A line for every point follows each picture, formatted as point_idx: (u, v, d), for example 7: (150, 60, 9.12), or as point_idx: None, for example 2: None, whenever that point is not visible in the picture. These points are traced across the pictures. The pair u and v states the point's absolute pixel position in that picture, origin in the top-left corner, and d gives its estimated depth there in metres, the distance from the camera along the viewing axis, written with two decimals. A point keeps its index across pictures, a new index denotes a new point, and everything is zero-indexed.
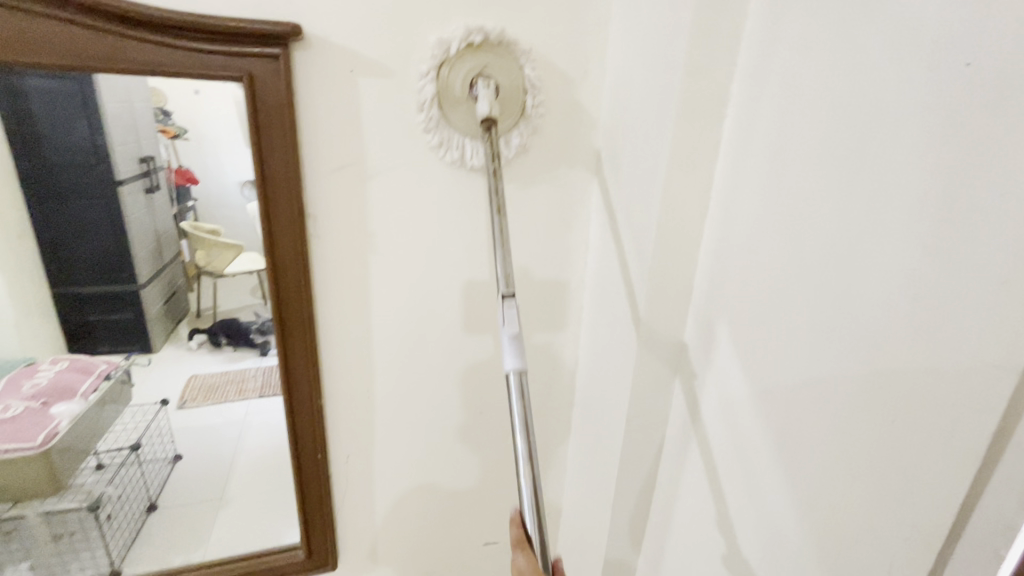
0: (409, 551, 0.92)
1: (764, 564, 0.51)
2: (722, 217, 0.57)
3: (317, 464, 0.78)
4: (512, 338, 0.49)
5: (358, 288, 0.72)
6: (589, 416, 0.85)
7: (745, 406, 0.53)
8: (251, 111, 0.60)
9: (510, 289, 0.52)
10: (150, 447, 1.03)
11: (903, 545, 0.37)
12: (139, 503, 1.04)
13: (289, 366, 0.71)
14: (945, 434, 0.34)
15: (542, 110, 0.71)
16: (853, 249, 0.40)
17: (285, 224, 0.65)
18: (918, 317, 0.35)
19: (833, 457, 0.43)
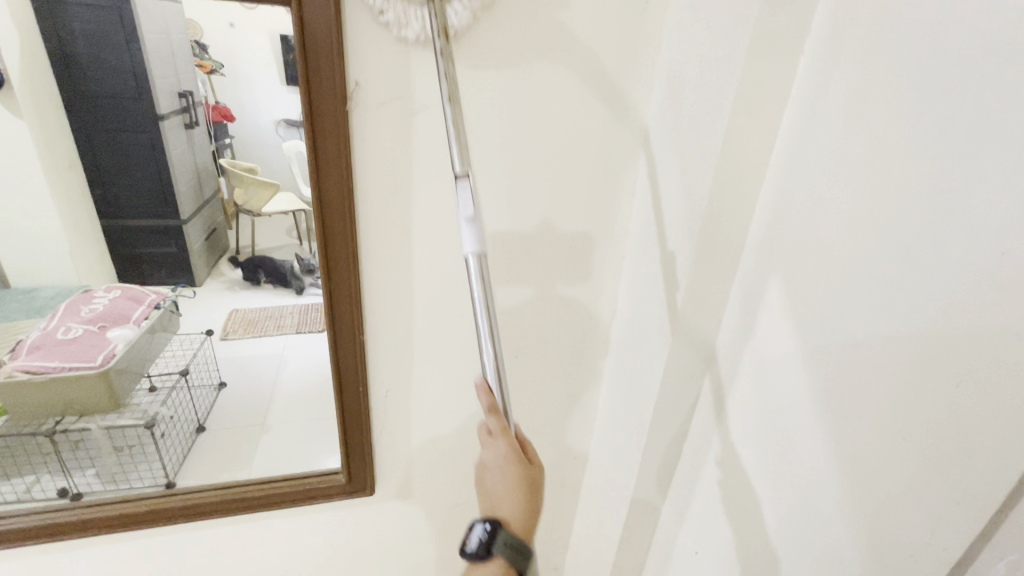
0: (442, 483, 0.97)
1: (799, 516, 0.51)
2: (787, 167, 0.54)
3: (358, 399, 0.81)
4: (466, 222, 0.46)
5: (400, 229, 0.72)
6: (623, 366, 0.86)
7: (790, 364, 0.52)
8: (296, 37, 0.58)
9: (465, 169, 0.48)
10: (198, 373, 1.59)
11: (951, 509, 0.37)
12: (187, 424, 1.43)
13: (333, 305, 0.73)
14: (1016, 402, 0.32)
15: (596, 45, 0.67)
16: (937, 202, 0.37)
17: (330, 160, 0.64)
18: (1001, 277, 0.33)
19: (885, 418, 0.42)
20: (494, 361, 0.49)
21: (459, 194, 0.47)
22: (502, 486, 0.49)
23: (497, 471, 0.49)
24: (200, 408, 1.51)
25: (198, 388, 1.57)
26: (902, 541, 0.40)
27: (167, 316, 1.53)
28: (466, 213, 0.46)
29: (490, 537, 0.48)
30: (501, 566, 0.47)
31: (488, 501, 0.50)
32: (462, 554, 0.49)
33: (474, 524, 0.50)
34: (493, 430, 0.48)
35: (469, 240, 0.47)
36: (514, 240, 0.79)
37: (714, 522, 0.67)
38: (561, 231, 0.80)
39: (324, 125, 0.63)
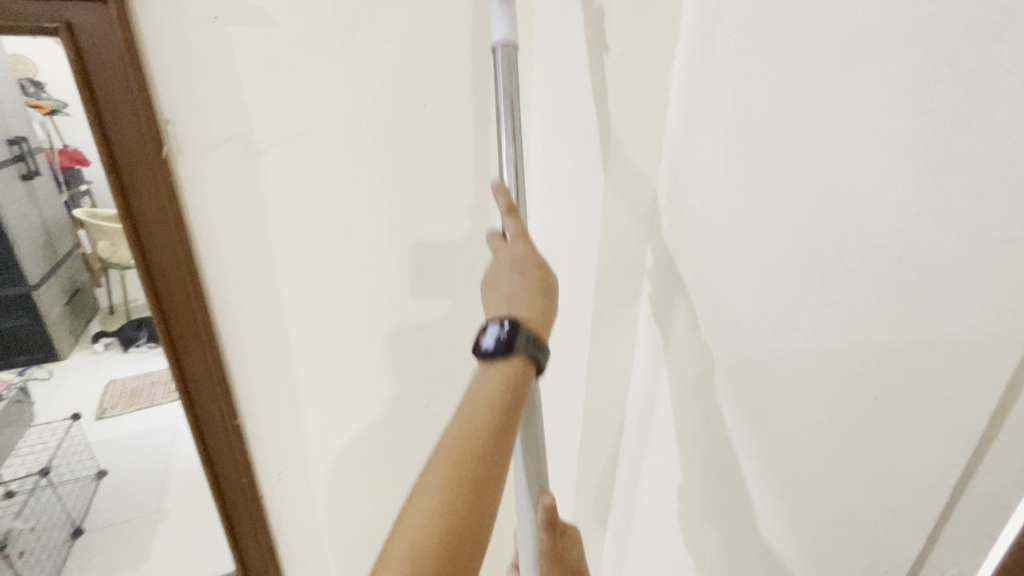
0: (365, 557, 0.86)
1: (736, 540, 0.49)
2: (676, 177, 0.51)
3: (243, 486, 0.70)
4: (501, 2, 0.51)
5: (267, 283, 0.62)
6: (549, 391, 0.82)
7: (710, 384, 0.50)
8: (80, 77, 0.47)
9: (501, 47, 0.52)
10: (66, 466, 1.34)
11: (887, 528, 0.34)
12: (60, 529, 1.22)
13: (189, 384, 0.62)
14: (937, 413, 0.30)
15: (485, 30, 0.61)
16: (833, 208, 0.35)
17: (156, 218, 0.54)
18: (908, 285, 0.31)
19: (810, 435, 0.39)
20: (511, 131, 0.52)
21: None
22: (517, 280, 0.47)
23: (511, 272, 0.47)
24: (74, 506, 1.28)
25: (67, 484, 1.31)
26: (842, 564, 0.38)
27: (15, 409, 1.28)
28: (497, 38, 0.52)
29: (509, 332, 0.42)
30: (519, 360, 0.42)
31: (500, 311, 0.46)
32: (476, 352, 0.42)
33: (488, 326, 0.44)
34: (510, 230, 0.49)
35: (498, 28, 0.51)
36: (417, 276, 0.70)
37: (656, 551, 0.63)
38: (464, 258, 0.72)
39: (137, 178, 0.52)
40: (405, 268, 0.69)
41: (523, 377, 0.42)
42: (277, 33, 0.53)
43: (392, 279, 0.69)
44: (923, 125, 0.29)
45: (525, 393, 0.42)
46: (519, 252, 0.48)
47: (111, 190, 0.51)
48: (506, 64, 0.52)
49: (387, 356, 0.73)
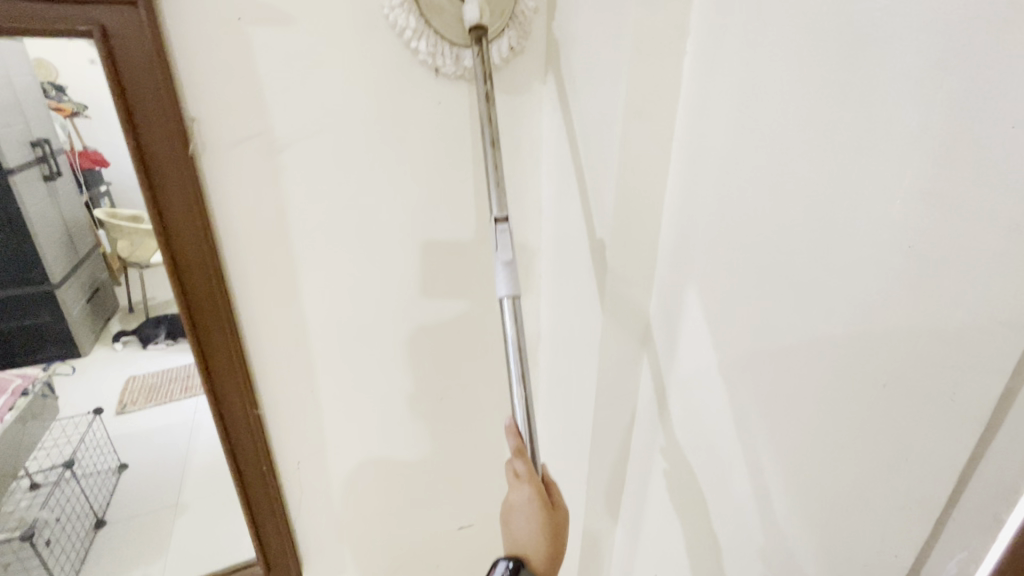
0: (379, 548, 0.88)
1: (746, 529, 0.50)
2: (687, 171, 0.52)
3: (264, 477, 0.71)
4: (506, 265, 0.47)
5: (286, 278, 0.64)
6: (560, 385, 0.84)
7: (721, 375, 0.50)
8: (110, 77, 0.48)
9: (503, 214, 0.49)
10: (89, 460, 1.40)
11: (897, 513, 0.35)
12: (83, 520, 1.27)
13: (213, 376, 0.63)
14: (945, 399, 0.31)
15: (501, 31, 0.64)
16: (843, 199, 0.36)
17: (182, 215, 0.55)
18: (917, 272, 0.31)
19: (820, 424, 0.40)
20: (517, 346, 0.48)
21: (500, 238, 0.47)
22: (528, 526, 0.44)
23: (522, 515, 0.44)
24: (97, 498, 1.33)
25: (90, 477, 1.37)
26: (853, 550, 0.39)
27: (39, 402, 1.28)
28: (502, 256, 0.47)
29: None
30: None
31: (510, 541, 0.45)
32: None
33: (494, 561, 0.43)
34: (520, 469, 0.44)
35: (503, 285, 0.47)
36: (432, 270, 0.71)
37: (666, 542, 0.64)
38: (477, 253, 0.73)
39: (165, 175, 0.54)
40: (419, 262, 0.70)
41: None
42: (296, 33, 0.55)
43: (407, 274, 0.70)
44: (930, 115, 0.30)
45: None
46: (526, 497, 0.44)
47: (139, 188, 0.53)
48: (513, 318, 0.47)
49: (401, 350, 0.74)
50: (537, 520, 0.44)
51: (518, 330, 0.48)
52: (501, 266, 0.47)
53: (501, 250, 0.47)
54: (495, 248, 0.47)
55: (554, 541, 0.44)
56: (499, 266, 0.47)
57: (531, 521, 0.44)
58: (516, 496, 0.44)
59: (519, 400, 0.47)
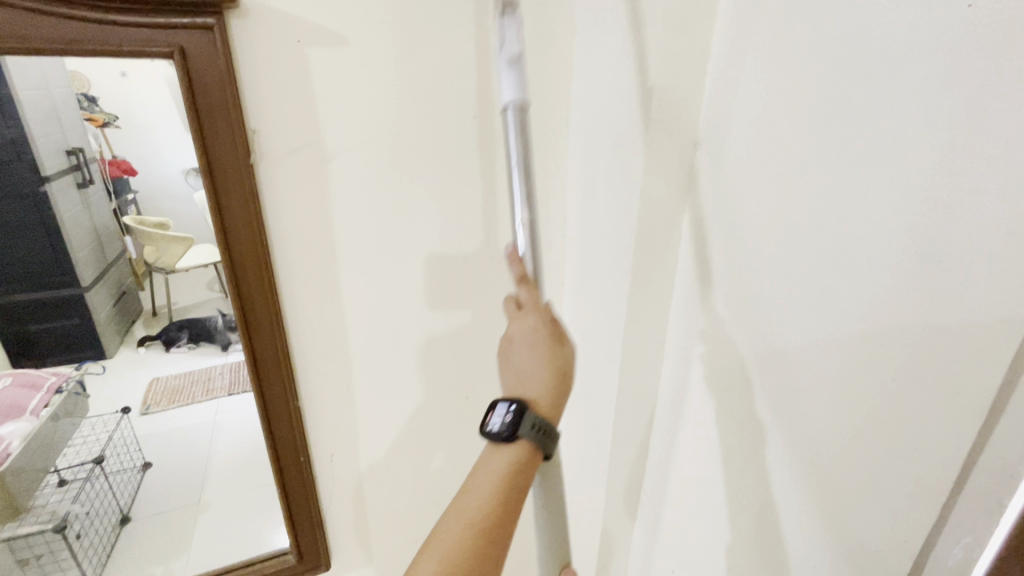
0: (402, 543, 0.90)
1: (766, 521, 0.52)
2: (708, 182, 0.55)
3: (300, 468, 0.75)
4: (510, 64, 0.50)
5: (328, 279, 0.68)
6: (583, 386, 0.87)
7: (741, 374, 0.53)
8: (185, 92, 0.54)
9: (505, 13, 0.51)
10: (117, 457, 1.32)
11: (907, 501, 0.37)
12: (110, 515, 1.29)
13: (260, 369, 0.67)
14: (951, 390, 0.33)
15: None
16: (856, 209, 0.39)
17: (240, 218, 0.60)
18: (924, 276, 0.34)
19: (836, 420, 0.43)
20: (520, 159, 0.53)
21: (505, 32, 0.50)
22: (529, 353, 0.51)
23: (526, 343, 0.51)
24: (122, 495, 1.33)
25: (118, 474, 1.32)
26: (866, 538, 0.41)
27: (73, 400, 1.20)
28: (507, 54, 0.50)
29: (516, 417, 0.46)
30: (525, 444, 0.46)
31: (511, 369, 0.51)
32: (483, 429, 0.47)
33: (494, 404, 0.48)
34: (524, 300, 0.52)
35: (507, 90, 0.51)
36: (461, 273, 0.75)
37: (685, 538, 0.66)
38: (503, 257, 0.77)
39: (227, 181, 0.58)
40: (448, 266, 0.74)
41: (531, 454, 0.47)
42: (345, 53, 0.60)
43: (437, 277, 0.74)
44: (932, 133, 0.33)
45: (529, 471, 0.47)
46: (530, 324, 0.51)
47: (204, 192, 0.58)
48: (517, 125, 0.52)
49: (429, 351, 0.78)
50: (540, 348, 0.50)
51: (521, 144, 0.52)
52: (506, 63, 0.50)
53: (508, 46, 0.50)
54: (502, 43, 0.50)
55: (555, 370, 0.50)
56: (504, 62, 0.50)
57: (534, 347, 0.50)
58: (521, 327, 0.51)
59: (524, 237, 0.54)
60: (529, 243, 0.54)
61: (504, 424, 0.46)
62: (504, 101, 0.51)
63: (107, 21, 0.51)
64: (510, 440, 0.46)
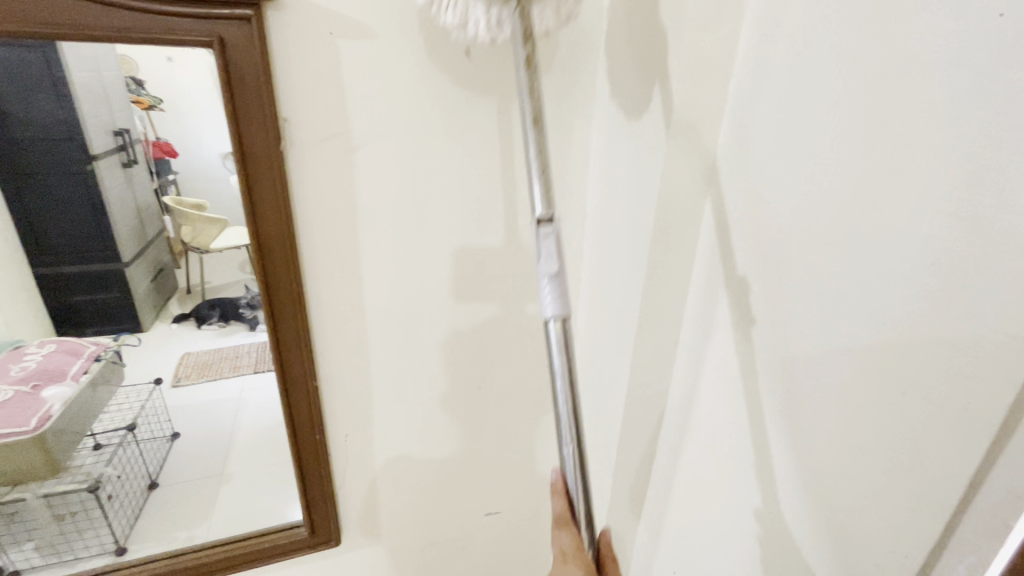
0: (410, 525, 0.93)
1: (768, 526, 0.52)
2: (730, 187, 0.55)
3: (316, 446, 0.77)
4: (551, 281, 0.46)
5: (350, 264, 0.70)
6: (593, 385, 0.87)
7: (752, 380, 0.53)
8: (224, 80, 0.56)
9: (547, 213, 0.48)
10: (148, 425, 1.40)
11: (910, 517, 0.37)
12: (140, 481, 1.34)
13: (282, 349, 0.70)
14: (960, 408, 0.33)
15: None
16: (875, 219, 0.38)
17: (270, 202, 0.62)
18: (938, 290, 0.34)
19: (846, 431, 0.42)
20: (566, 373, 0.48)
21: (541, 242, 0.47)
22: None
23: None
24: (151, 463, 1.38)
25: (149, 441, 1.40)
26: (868, 551, 0.41)
27: (110, 367, 1.31)
28: (547, 269, 0.47)
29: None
30: None
31: None
32: None
33: None
34: (566, 546, 0.49)
35: (550, 303, 0.47)
36: (479, 266, 0.77)
37: (688, 539, 0.67)
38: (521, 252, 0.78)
39: (259, 167, 0.61)
40: (466, 258, 0.75)
41: None
42: (377, 47, 0.61)
43: (456, 268, 0.75)
44: (956, 143, 0.32)
45: None
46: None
47: (236, 176, 0.60)
48: (562, 341, 0.48)
49: (445, 340, 0.80)
50: None
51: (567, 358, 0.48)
52: (546, 281, 0.47)
53: (545, 262, 0.47)
54: (538, 259, 0.47)
55: None
56: (545, 279, 0.47)
57: None
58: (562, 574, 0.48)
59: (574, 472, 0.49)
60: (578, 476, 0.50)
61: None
62: (546, 318, 0.48)
63: (153, 11, 0.53)
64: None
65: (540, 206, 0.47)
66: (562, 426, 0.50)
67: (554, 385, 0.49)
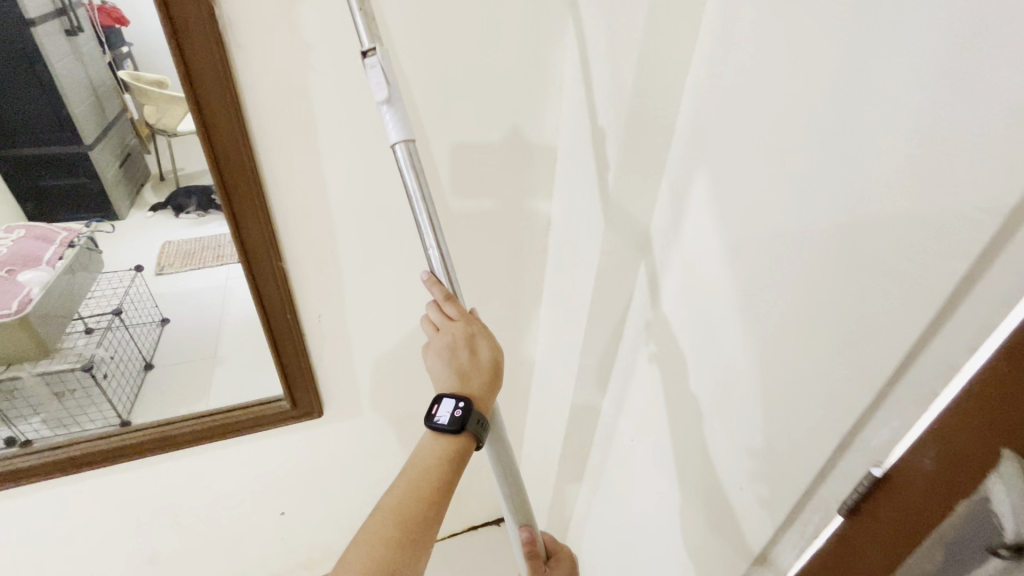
0: (391, 401, 0.98)
1: (715, 395, 0.55)
2: (712, 52, 0.50)
3: (289, 324, 0.78)
4: (389, 107, 0.50)
5: (306, 136, 0.66)
6: (562, 271, 0.87)
7: (713, 259, 0.53)
8: None
9: (373, 45, 0.50)
10: (136, 311, 1.49)
11: (847, 384, 0.39)
12: (135, 364, 1.36)
13: (241, 225, 0.67)
14: (913, 281, 0.33)
15: None
16: (859, 84, 0.35)
17: (206, 61, 0.56)
18: (912, 161, 0.32)
19: (794, 303, 0.43)
20: (421, 192, 0.54)
21: (370, 74, 0.50)
22: (446, 365, 0.58)
23: (448, 354, 0.58)
24: (144, 346, 1.43)
25: (138, 326, 1.47)
26: (804, 416, 0.43)
27: (85, 254, 1.39)
28: (383, 97, 0.50)
29: (463, 415, 0.54)
30: (467, 436, 0.55)
31: (455, 384, 0.57)
32: (432, 422, 0.54)
33: (442, 399, 0.55)
34: (451, 312, 0.58)
35: (393, 130, 0.52)
36: (477, 164, 0.79)
37: (650, 408, 0.71)
38: (522, 152, 0.80)
39: (186, 19, 0.54)
40: (461, 153, 0.77)
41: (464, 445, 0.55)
42: None
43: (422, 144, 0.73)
44: None
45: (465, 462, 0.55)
46: (456, 329, 0.58)
47: (161, 27, 0.53)
48: (408, 159, 0.53)
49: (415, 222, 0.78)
50: (456, 361, 0.58)
51: (417, 172, 0.54)
52: (385, 109, 0.51)
53: (377, 91, 0.50)
54: (370, 89, 0.50)
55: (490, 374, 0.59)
56: (384, 108, 0.51)
57: (453, 359, 0.58)
58: (451, 338, 0.58)
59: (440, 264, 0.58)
60: (444, 265, 0.58)
61: (453, 422, 0.53)
62: (392, 141, 0.52)
63: None
64: (457, 433, 0.54)
65: (363, 37, 0.49)
66: (416, 216, 0.56)
67: (410, 203, 0.55)
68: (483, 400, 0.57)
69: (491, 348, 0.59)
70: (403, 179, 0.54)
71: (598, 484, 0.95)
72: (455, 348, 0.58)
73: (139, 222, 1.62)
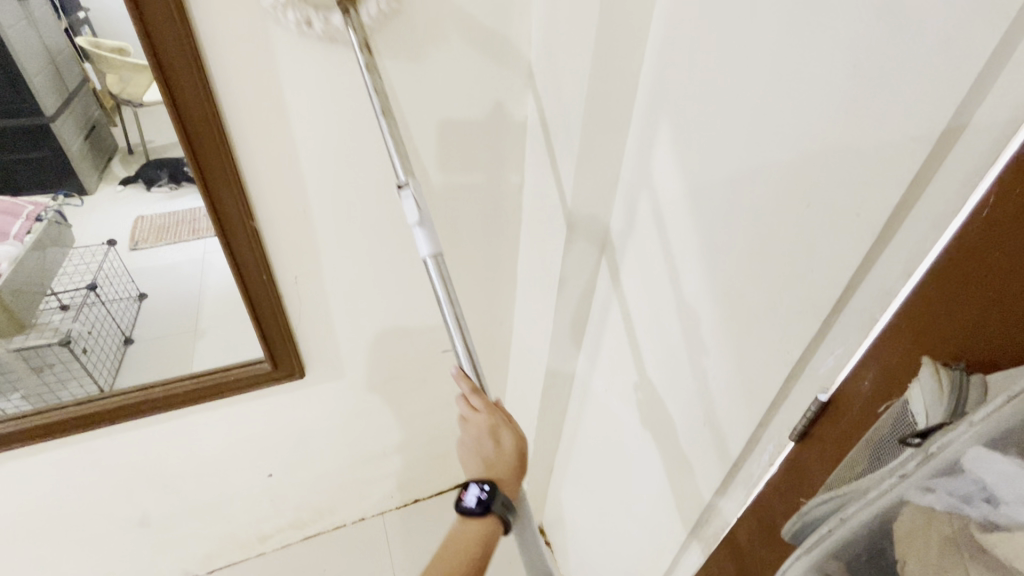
0: (371, 364, 0.99)
1: (677, 339, 0.58)
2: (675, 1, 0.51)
3: (264, 285, 0.79)
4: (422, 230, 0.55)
5: (271, 90, 0.65)
6: (534, 230, 0.88)
7: (675, 207, 0.55)
8: None
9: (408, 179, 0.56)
10: (111, 286, 1.48)
11: (794, 316, 0.41)
12: (115, 339, 1.34)
13: (209, 182, 0.67)
14: (853, 213, 0.35)
15: None
16: (807, 25, 0.36)
17: (161, 10, 0.55)
18: (853, 99, 0.34)
19: (746, 240, 0.45)
20: (448, 295, 0.58)
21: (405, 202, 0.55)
22: (474, 454, 0.58)
23: (477, 443, 0.58)
24: (123, 321, 1.42)
25: (114, 302, 1.47)
26: (757, 350, 0.46)
27: (55, 229, 1.40)
28: (415, 219, 0.56)
29: (489, 497, 0.54)
30: (492, 522, 0.54)
31: (481, 470, 0.57)
32: (460, 508, 0.54)
33: (469, 485, 0.55)
34: (477, 402, 0.58)
35: (424, 243, 0.56)
36: (464, 154, 0.82)
37: (620, 359, 0.74)
38: (502, 130, 0.82)
39: None
40: (449, 132, 0.79)
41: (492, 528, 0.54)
42: None
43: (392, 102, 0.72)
44: None
45: (492, 545, 0.54)
46: (483, 419, 0.57)
47: None
48: (437, 270, 0.57)
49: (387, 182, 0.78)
50: (483, 450, 0.57)
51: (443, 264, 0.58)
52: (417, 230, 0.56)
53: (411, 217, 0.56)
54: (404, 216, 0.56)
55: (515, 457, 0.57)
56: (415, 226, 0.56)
57: (480, 448, 0.57)
58: (478, 428, 0.57)
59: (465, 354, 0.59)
60: (470, 356, 0.60)
61: (479, 505, 0.53)
62: (422, 255, 0.57)
63: None
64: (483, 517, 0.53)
65: (399, 173, 0.56)
66: (439, 301, 0.59)
67: (439, 307, 0.59)
68: (507, 484, 0.57)
69: (516, 436, 0.58)
70: (433, 287, 0.58)
71: (574, 436, 0.99)
72: (481, 437, 0.57)
73: (107, 197, 1.57)
